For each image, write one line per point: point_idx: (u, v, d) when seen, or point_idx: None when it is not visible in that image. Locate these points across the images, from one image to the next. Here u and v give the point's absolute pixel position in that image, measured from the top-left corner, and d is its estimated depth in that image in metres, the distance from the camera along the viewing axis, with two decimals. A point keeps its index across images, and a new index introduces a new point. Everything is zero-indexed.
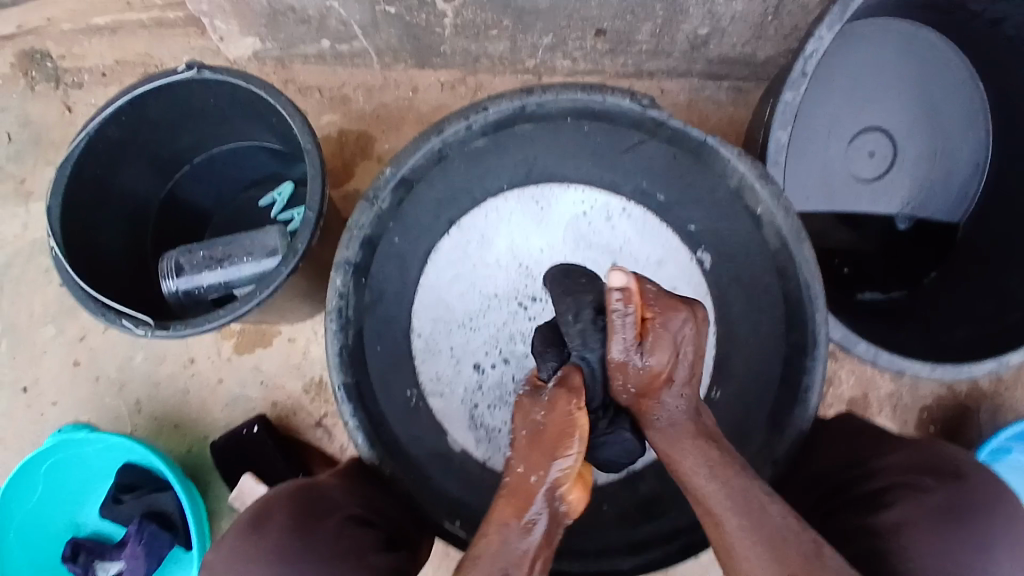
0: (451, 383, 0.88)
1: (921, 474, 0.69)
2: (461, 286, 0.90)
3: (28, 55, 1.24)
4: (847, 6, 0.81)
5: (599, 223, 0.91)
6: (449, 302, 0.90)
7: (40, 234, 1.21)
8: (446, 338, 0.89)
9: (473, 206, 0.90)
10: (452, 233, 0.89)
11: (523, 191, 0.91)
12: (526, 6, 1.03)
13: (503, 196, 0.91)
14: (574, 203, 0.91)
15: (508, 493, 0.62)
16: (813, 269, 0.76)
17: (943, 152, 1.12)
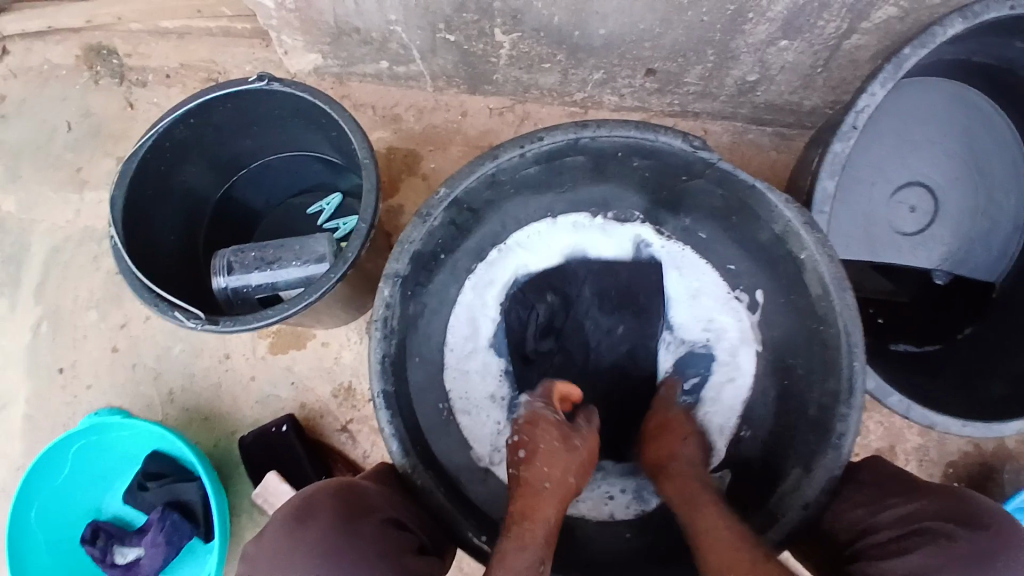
0: (477, 398, 0.94)
1: (948, 518, 0.67)
2: (495, 309, 0.97)
3: (95, 50, 1.30)
4: (901, 65, 0.83)
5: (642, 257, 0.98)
6: (485, 319, 0.97)
7: (92, 222, 1.27)
8: (476, 355, 0.96)
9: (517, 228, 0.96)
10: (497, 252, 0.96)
11: (568, 217, 0.98)
12: (580, 43, 1.07)
13: (546, 220, 0.97)
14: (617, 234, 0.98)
15: (553, 497, 0.74)
16: (854, 320, 0.73)
17: (987, 210, 1.12)
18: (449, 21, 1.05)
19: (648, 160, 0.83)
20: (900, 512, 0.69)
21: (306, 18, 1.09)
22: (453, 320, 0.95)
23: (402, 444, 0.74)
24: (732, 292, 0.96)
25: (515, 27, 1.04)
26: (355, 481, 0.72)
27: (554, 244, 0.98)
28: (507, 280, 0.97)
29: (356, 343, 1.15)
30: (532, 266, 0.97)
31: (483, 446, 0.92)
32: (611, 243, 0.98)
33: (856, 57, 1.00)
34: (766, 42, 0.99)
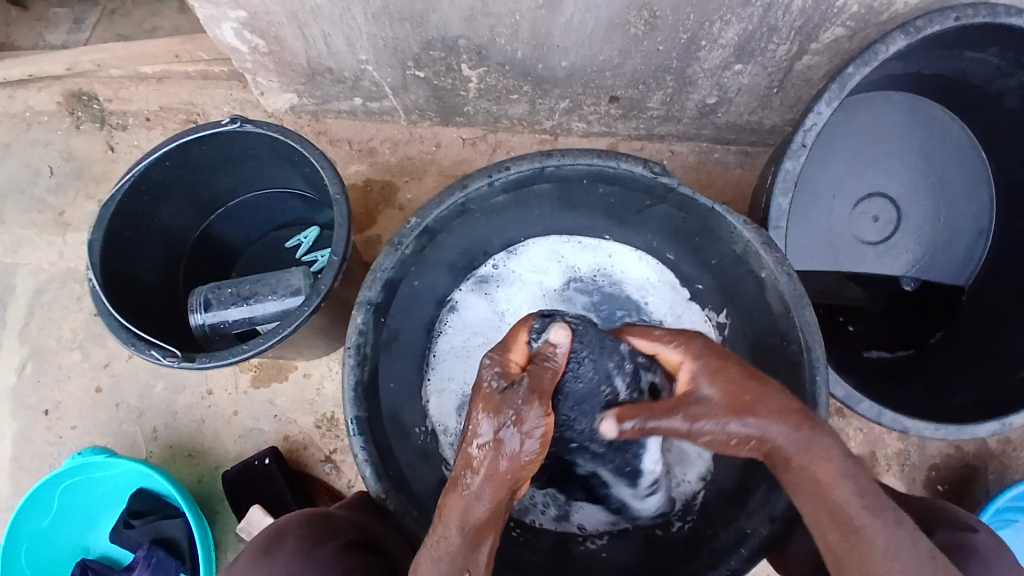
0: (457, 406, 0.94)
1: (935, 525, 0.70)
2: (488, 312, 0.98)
3: (76, 96, 1.34)
4: (845, 85, 0.87)
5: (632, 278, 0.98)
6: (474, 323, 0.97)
7: (74, 263, 1.29)
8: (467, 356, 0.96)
9: (513, 245, 0.99)
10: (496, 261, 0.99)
11: (568, 236, 1.00)
12: (545, 75, 1.11)
13: (550, 237, 1.00)
14: (613, 255, 0.99)
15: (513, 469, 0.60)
16: (815, 333, 0.75)
17: (947, 218, 1.16)
18: (417, 58, 1.09)
19: (613, 187, 0.85)
20: None
21: (280, 60, 1.13)
22: (445, 319, 0.97)
23: (375, 469, 0.75)
24: (704, 311, 0.94)
25: (481, 62, 1.08)
26: (326, 508, 0.74)
27: (562, 264, 1.00)
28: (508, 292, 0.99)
29: (338, 373, 1.17)
30: (529, 280, 0.99)
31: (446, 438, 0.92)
32: (609, 264, 0.99)
33: (809, 77, 1.04)
34: (720, 66, 1.03)
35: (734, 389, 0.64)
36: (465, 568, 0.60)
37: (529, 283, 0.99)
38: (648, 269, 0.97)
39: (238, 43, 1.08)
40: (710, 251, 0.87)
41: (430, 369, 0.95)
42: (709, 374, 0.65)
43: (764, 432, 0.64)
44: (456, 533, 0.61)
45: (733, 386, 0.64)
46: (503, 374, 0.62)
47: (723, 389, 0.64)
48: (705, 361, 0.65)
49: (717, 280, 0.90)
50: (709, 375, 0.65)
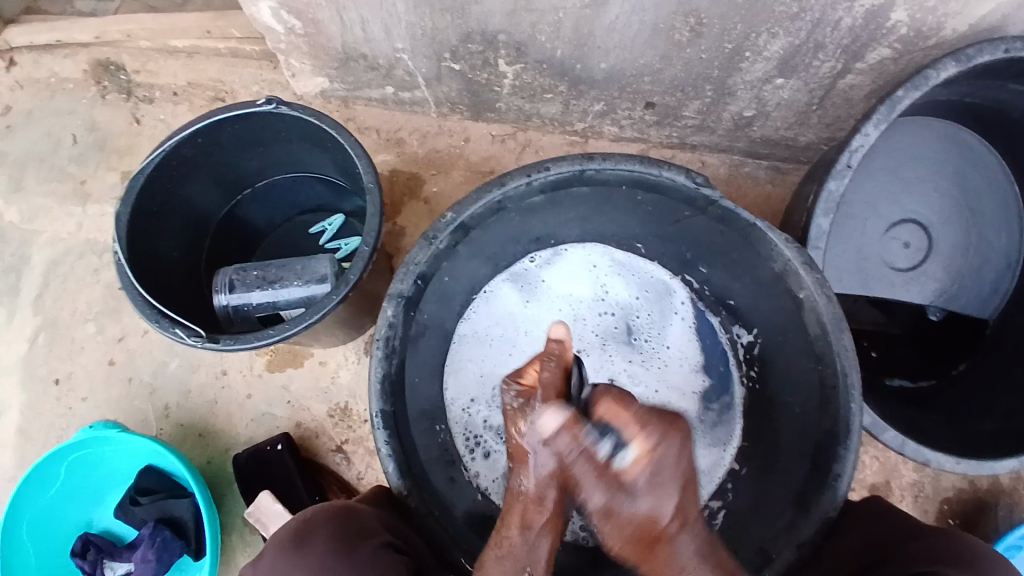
0: (474, 388, 0.95)
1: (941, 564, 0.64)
2: (509, 312, 0.98)
3: (104, 66, 1.33)
4: (893, 107, 0.85)
5: (658, 301, 0.99)
6: (496, 320, 0.97)
7: (94, 234, 1.27)
8: (485, 349, 0.96)
9: (551, 246, 0.98)
10: (530, 262, 0.98)
11: (608, 249, 0.98)
12: (582, 76, 1.09)
13: (592, 248, 0.99)
14: (645, 275, 0.99)
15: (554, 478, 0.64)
16: (852, 359, 0.74)
17: (977, 247, 1.15)
18: (455, 50, 1.07)
19: (653, 196, 0.84)
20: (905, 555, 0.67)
21: (315, 43, 1.12)
22: (475, 300, 0.96)
23: (397, 465, 0.74)
24: (733, 327, 0.95)
25: (519, 58, 1.07)
26: (352, 504, 0.72)
27: (596, 279, 1.00)
28: (539, 292, 1.00)
29: (354, 363, 1.15)
30: (558, 288, 1.00)
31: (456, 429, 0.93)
32: (640, 285, 0.99)
33: (850, 96, 1.03)
34: (762, 79, 1.02)
35: (663, 496, 0.58)
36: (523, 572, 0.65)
37: (559, 290, 1.00)
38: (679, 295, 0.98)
39: (274, 22, 1.07)
40: (746, 266, 0.86)
41: (451, 353, 0.94)
42: (644, 469, 0.57)
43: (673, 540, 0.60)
44: (514, 534, 0.66)
45: (665, 493, 0.58)
46: (519, 393, 0.66)
47: (659, 484, 0.58)
48: (662, 459, 0.58)
49: (750, 296, 0.89)
50: (652, 471, 0.58)
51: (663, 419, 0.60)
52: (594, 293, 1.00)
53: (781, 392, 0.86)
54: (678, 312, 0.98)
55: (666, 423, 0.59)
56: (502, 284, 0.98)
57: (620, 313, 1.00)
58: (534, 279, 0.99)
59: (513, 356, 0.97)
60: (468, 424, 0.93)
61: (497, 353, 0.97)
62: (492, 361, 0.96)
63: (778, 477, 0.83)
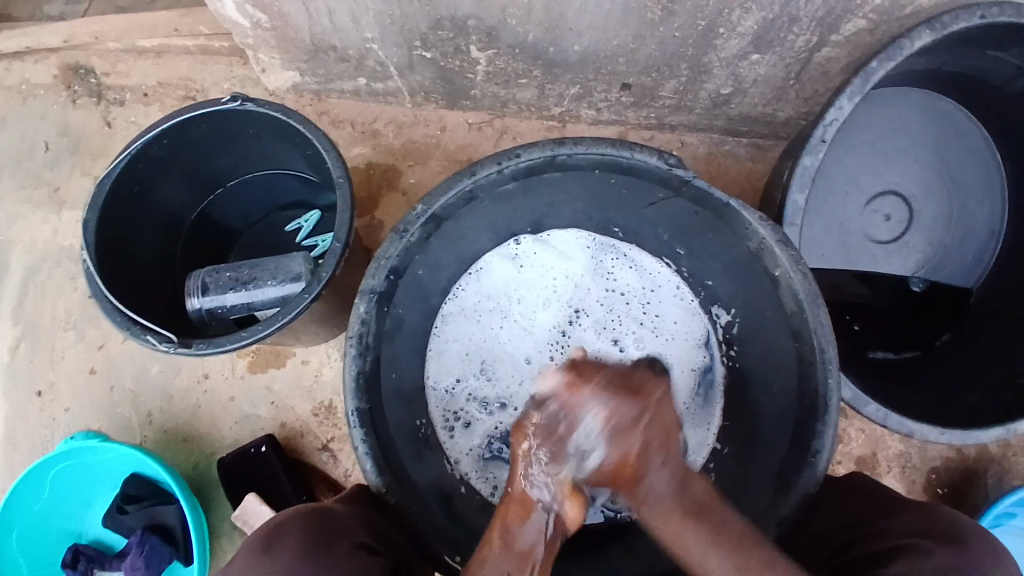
0: (456, 368, 0.94)
1: (922, 536, 0.64)
2: (493, 294, 0.97)
3: (74, 69, 1.30)
4: (868, 79, 0.84)
5: (644, 282, 0.96)
6: (480, 301, 0.96)
7: (70, 241, 1.26)
8: (468, 331, 0.95)
9: (536, 229, 0.96)
10: (515, 244, 0.96)
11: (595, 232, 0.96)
12: (555, 59, 1.07)
13: (579, 230, 0.96)
14: (632, 258, 0.96)
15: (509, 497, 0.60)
16: (829, 335, 0.73)
17: (960, 217, 1.14)
18: (425, 38, 1.06)
19: (626, 178, 0.83)
20: (884, 529, 0.68)
21: (283, 36, 1.09)
22: (463, 278, 0.95)
23: (376, 463, 0.74)
24: (711, 308, 0.93)
25: (490, 44, 1.05)
26: (325, 504, 0.72)
27: (584, 263, 0.97)
28: (524, 274, 0.97)
29: (337, 360, 1.15)
30: (543, 271, 0.98)
31: (436, 410, 0.92)
32: (626, 268, 0.96)
33: (827, 70, 1.01)
34: (737, 56, 1.00)
35: (627, 447, 0.57)
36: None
37: (546, 272, 0.98)
38: (665, 277, 0.96)
39: (240, 17, 1.05)
40: (722, 246, 0.85)
41: (433, 333, 0.94)
42: (607, 425, 0.57)
43: (642, 482, 0.59)
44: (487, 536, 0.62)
45: (630, 445, 0.57)
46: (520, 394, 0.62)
47: (625, 437, 0.57)
48: (621, 417, 0.57)
49: (726, 276, 0.88)
50: (613, 427, 0.57)
51: (626, 378, 0.59)
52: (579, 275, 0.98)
53: (760, 372, 0.86)
54: (664, 294, 0.96)
55: (621, 382, 0.58)
56: (486, 266, 0.96)
57: (604, 295, 0.97)
58: (520, 262, 0.97)
59: (499, 334, 0.96)
60: (448, 404, 0.93)
61: (484, 330, 0.96)
62: (478, 338, 0.96)
63: (759, 455, 0.83)
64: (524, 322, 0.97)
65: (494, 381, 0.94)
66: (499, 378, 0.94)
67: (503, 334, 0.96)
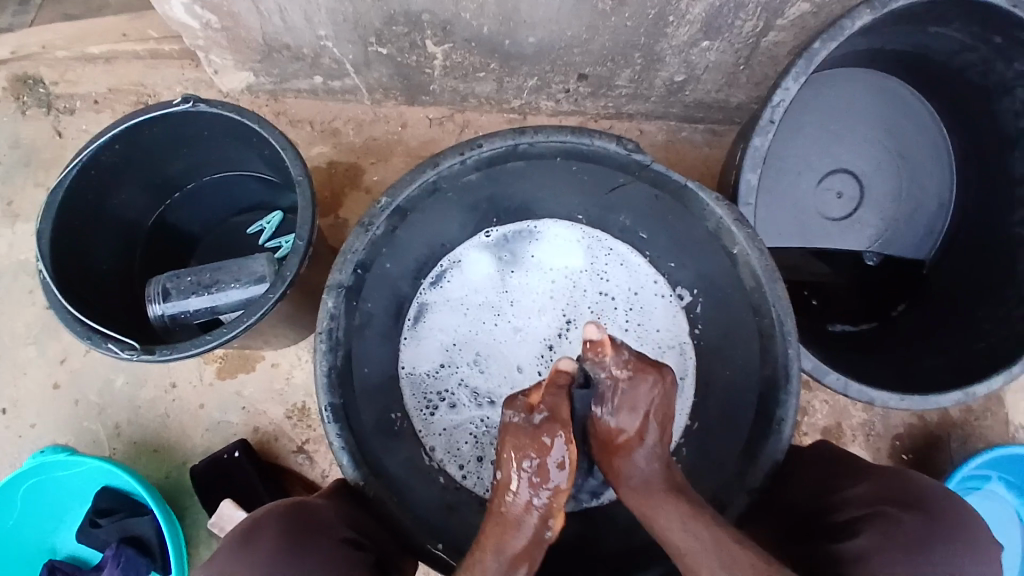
0: (432, 356, 0.96)
1: (887, 503, 0.68)
2: (469, 285, 0.99)
3: (20, 79, 1.26)
4: (812, 60, 0.87)
5: (617, 275, 0.98)
6: (457, 291, 0.98)
7: (24, 256, 1.22)
8: (444, 320, 0.97)
9: (513, 221, 0.98)
10: (494, 236, 0.98)
11: (573, 225, 0.98)
12: (512, 52, 1.08)
13: (558, 223, 0.99)
14: (607, 251, 0.98)
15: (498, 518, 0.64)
16: (786, 308, 0.76)
17: (909, 192, 1.18)
18: (380, 34, 1.05)
19: (586, 165, 0.84)
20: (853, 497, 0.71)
21: (234, 37, 1.08)
22: (448, 268, 0.98)
23: (352, 457, 0.74)
24: (676, 292, 0.96)
25: (446, 38, 1.05)
26: (305, 498, 0.72)
27: (561, 256, 1.00)
28: (501, 265, 1.00)
29: (308, 362, 1.14)
30: (519, 263, 1.00)
31: (410, 397, 0.94)
32: (599, 262, 0.99)
33: (775, 54, 1.04)
34: (688, 43, 1.02)
35: (631, 417, 0.65)
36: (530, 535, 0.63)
37: (522, 265, 1.00)
38: (639, 269, 0.98)
39: (189, 19, 1.03)
40: (682, 228, 0.87)
41: (410, 320, 0.96)
42: (628, 392, 0.65)
43: (635, 453, 0.66)
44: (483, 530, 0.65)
45: (637, 415, 0.65)
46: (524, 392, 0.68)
47: (635, 407, 0.65)
48: (642, 391, 0.65)
49: (686, 258, 0.90)
50: (632, 395, 0.64)
51: (646, 356, 0.67)
52: (553, 269, 1.00)
53: (724, 350, 0.88)
54: (635, 286, 0.98)
55: (648, 359, 0.66)
56: (464, 257, 0.98)
57: (576, 287, 0.99)
58: (498, 253, 0.99)
59: (480, 328, 0.98)
60: (422, 392, 0.94)
61: (467, 319, 0.98)
62: (457, 327, 0.98)
63: (728, 428, 0.85)
64: (497, 316, 0.99)
65: (485, 374, 0.96)
66: (472, 370, 0.96)
67: (477, 327, 0.98)
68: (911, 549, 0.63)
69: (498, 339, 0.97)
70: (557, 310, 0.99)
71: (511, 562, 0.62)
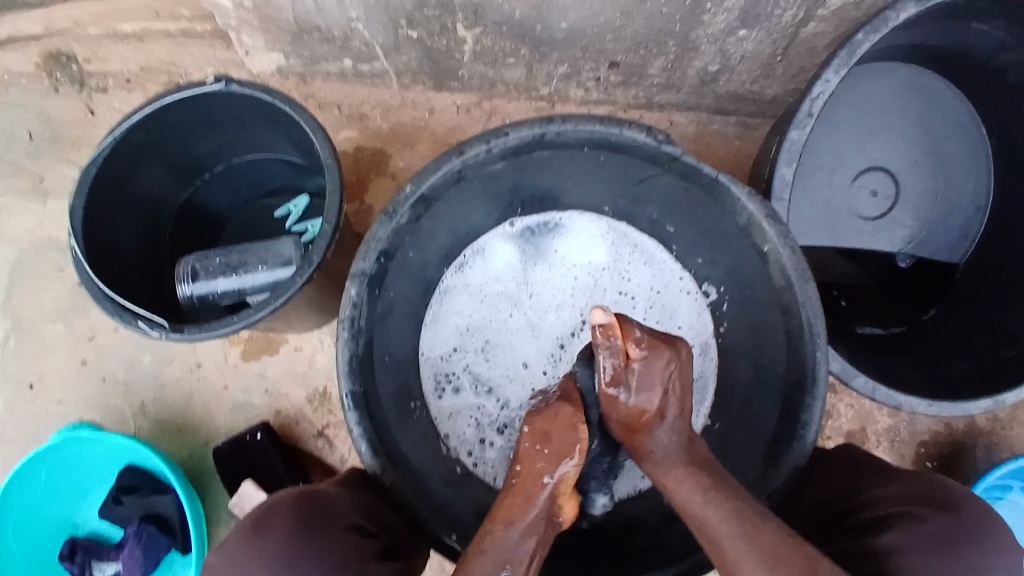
0: (451, 342, 0.96)
1: (915, 504, 0.66)
2: (491, 274, 0.98)
3: (54, 56, 1.27)
4: (854, 51, 0.84)
5: (641, 272, 0.97)
6: (479, 279, 0.97)
7: (56, 232, 1.24)
8: (465, 307, 0.97)
9: (539, 211, 0.97)
10: (520, 227, 0.97)
11: (600, 219, 0.97)
12: (543, 37, 1.07)
13: (584, 217, 0.97)
14: (631, 247, 0.97)
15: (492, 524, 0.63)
16: (816, 309, 0.74)
17: (947, 191, 1.14)
18: (410, 16, 1.04)
19: (615, 155, 0.83)
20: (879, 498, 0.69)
21: (264, 16, 1.08)
22: (472, 255, 0.97)
23: (371, 445, 0.74)
24: (701, 289, 0.94)
25: (477, 21, 1.04)
26: (319, 486, 0.72)
27: (585, 250, 0.98)
28: (524, 256, 0.99)
29: (330, 346, 1.14)
30: (543, 254, 0.99)
31: (427, 382, 0.93)
32: (624, 258, 0.97)
33: (814, 45, 1.01)
34: (725, 32, 1.00)
35: (649, 402, 0.65)
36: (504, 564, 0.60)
37: (545, 256, 0.99)
38: (664, 265, 0.96)
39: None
40: (712, 223, 0.85)
41: (431, 306, 0.95)
42: (642, 371, 0.64)
43: (652, 436, 0.66)
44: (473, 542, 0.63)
45: (651, 404, 0.64)
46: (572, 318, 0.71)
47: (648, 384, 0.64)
48: (655, 370, 0.64)
49: (714, 254, 0.89)
50: (644, 374, 0.64)
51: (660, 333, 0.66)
52: (577, 263, 0.99)
53: (750, 349, 0.86)
54: (658, 283, 0.96)
55: (661, 335, 0.65)
56: (489, 246, 0.97)
57: (598, 282, 0.98)
58: (522, 243, 0.98)
59: (497, 317, 0.98)
60: (439, 378, 0.94)
61: (487, 307, 0.98)
62: (477, 314, 0.97)
63: (751, 432, 0.84)
64: (518, 307, 0.98)
65: (499, 365, 0.96)
66: (489, 359, 0.96)
67: (497, 317, 0.98)
68: (936, 547, 0.61)
69: (518, 330, 0.97)
70: (575, 308, 0.98)
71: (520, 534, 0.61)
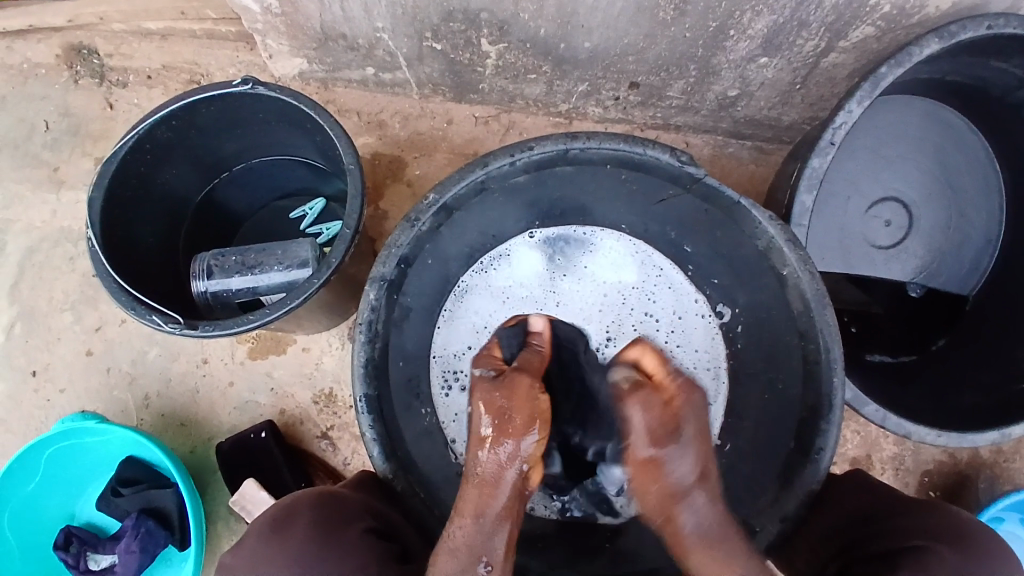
0: (466, 346, 0.95)
1: (928, 536, 0.66)
2: (513, 282, 0.98)
3: (76, 49, 1.28)
4: (876, 84, 0.85)
5: (665, 295, 0.97)
6: (499, 285, 0.97)
7: (68, 223, 1.24)
8: (484, 312, 0.96)
9: (567, 226, 0.97)
10: (548, 238, 0.98)
11: (630, 240, 0.97)
12: (565, 55, 1.08)
13: (614, 236, 0.97)
14: (657, 270, 0.97)
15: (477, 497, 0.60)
16: (834, 334, 0.74)
17: (957, 225, 1.16)
18: (436, 29, 1.06)
19: (637, 174, 0.84)
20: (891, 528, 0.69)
21: (292, 23, 1.09)
22: (495, 260, 0.97)
23: (383, 449, 0.75)
24: (714, 311, 0.95)
25: (501, 37, 1.05)
26: (335, 488, 0.72)
27: (611, 270, 0.98)
28: (551, 267, 0.99)
29: (338, 349, 1.14)
30: (568, 267, 0.99)
31: (435, 382, 0.92)
32: (650, 282, 0.97)
33: (833, 75, 1.02)
34: (745, 58, 1.01)
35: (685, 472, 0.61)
36: (480, 557, 0.59)
37: (571, 270, 0.99)
38: (689, 292, 0.95)
39: (250, 2, 1.04)
40: (730, 245, 0.86)
41: (448, 307, 0.94)
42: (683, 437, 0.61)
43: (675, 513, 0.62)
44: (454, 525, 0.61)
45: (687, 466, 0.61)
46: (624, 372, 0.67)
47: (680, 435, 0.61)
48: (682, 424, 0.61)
49: (731, 277, 0.90)
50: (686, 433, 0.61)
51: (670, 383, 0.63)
52: (601, 280, 0.99)
53: (763, 372, 0.86)
54: (685, 309, 0.96)
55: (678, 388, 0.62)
56: (513, 254, 0.97)
57: (619, 300, 0.98)
58: (548, 254, 0.99)
59: None
60: (448, 381, 0.92)
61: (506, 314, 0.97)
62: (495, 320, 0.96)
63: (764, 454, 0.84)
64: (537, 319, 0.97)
65: None
66: None
67: None
68: None
69: None
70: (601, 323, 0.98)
71: (493, 525, 0.60)
